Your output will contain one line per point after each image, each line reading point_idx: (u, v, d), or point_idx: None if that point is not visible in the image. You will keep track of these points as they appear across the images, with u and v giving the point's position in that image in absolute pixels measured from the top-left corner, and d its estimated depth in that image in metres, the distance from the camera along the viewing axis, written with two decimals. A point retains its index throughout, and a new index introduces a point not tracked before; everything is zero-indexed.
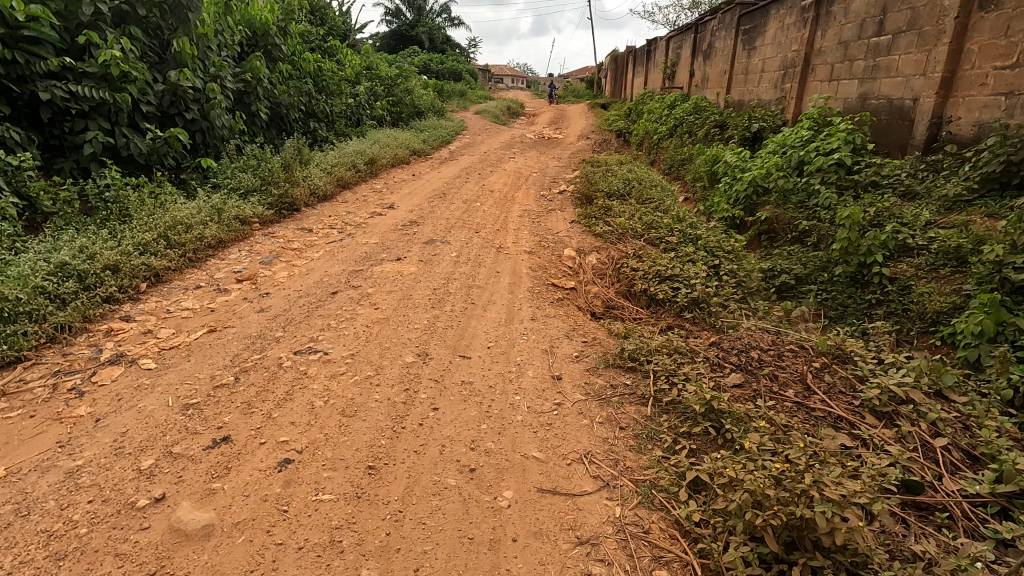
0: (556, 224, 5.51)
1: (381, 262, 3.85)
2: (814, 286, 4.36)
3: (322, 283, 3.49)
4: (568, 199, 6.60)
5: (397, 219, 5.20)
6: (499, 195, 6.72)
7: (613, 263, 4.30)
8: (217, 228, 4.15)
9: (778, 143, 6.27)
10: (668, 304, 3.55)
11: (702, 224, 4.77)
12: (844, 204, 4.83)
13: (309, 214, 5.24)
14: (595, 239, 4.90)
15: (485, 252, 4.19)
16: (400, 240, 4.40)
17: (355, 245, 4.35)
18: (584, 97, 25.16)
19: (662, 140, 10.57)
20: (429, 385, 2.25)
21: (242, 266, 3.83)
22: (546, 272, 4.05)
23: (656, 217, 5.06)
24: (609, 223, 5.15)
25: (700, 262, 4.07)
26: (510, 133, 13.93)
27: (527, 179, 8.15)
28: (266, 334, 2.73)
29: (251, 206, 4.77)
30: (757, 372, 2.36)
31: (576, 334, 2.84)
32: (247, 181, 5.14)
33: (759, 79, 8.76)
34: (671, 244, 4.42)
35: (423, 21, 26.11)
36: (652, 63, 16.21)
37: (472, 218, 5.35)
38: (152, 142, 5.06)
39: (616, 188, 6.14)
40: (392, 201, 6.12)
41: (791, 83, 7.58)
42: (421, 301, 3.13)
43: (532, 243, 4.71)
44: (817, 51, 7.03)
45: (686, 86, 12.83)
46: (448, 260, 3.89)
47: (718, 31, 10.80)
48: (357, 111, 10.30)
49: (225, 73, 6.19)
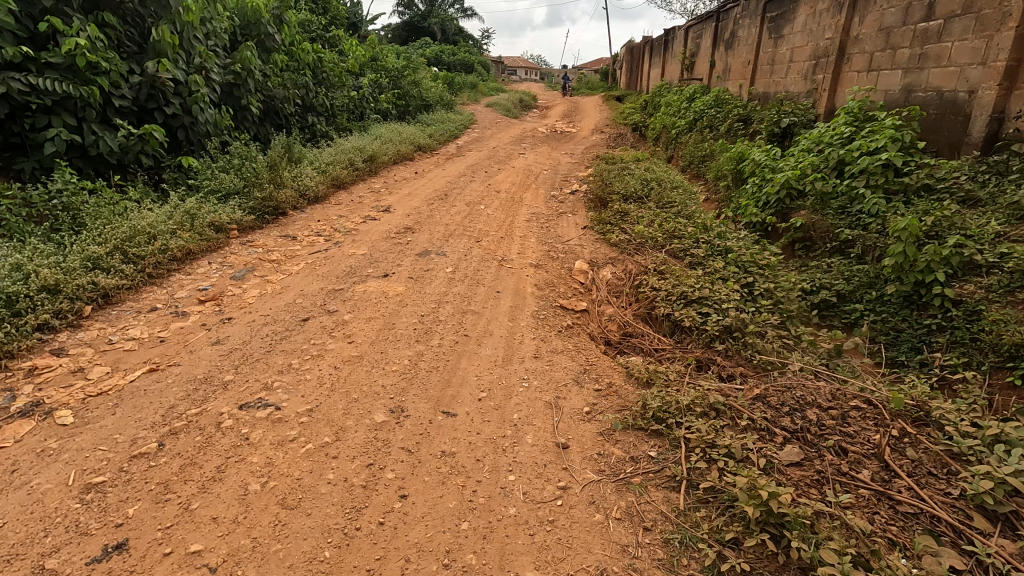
0: (567, 230, 5.01)
1: (365, 279, 3.38)
2: (860, 306, 3.82)
3: (294, 306, 3.03)
4: (580, 201, 6.08)
5: (391, 225, 4.73)
6: (506, 196, 6.23)
7: (631, 279, 3.79)
8: (186, 238, 3.70)
9: (813, 141, 5.68)
10: (696, 333, 3.04)
11: (732, 234, 4.23)
12: (894, 212, 4.26)
13: (296, 219, 4.79)
14: (610, 250, 4.39)
15: (485, 266, 3.71)
16: (391, 251, 3.93)
17: (340, 257, 3.89)
18: (599, 89, 24.48)
19: (681, 134, 9.99)
20: (400, 460, 1.77)
21: (209, 283, 3.39)
22: (554, 291, 3.55)
23: (678, 224, 4.52)
24: (626, 231, 4.63)
25: (731, 281, 3.54)
26: (521, 127, 13.40)
27: (537, 177, 7.63)
28: (213, 377, 2.26)
29: (230, 211, 4.33)
30: (819, 444, 1.85)
31: (587, 379, 2.35)
32: (228, 183, 4.70)
33: (787, 70, 8.12)
34: (697, 257, 3.89)
35: (435, 12, 25.60)
36: (670, 53, 15.51)
37: (475, 224, 4.86)
38: (125, 140, 4.63)
39: (634, 188, 5.62)
40: (389, 202, 5.66)
41: (824, 74, 6.96)
42: (404, 332, 2.65)
43: (540, 255, 4.21)
44: (854, 39, 6.40)
45: (706, 77, 12.18)
46: (442, 276, 3.41)
47: (742, 19, 10.13)
48: (360, 105, 9.85)
49: (211, 64, 5.75)
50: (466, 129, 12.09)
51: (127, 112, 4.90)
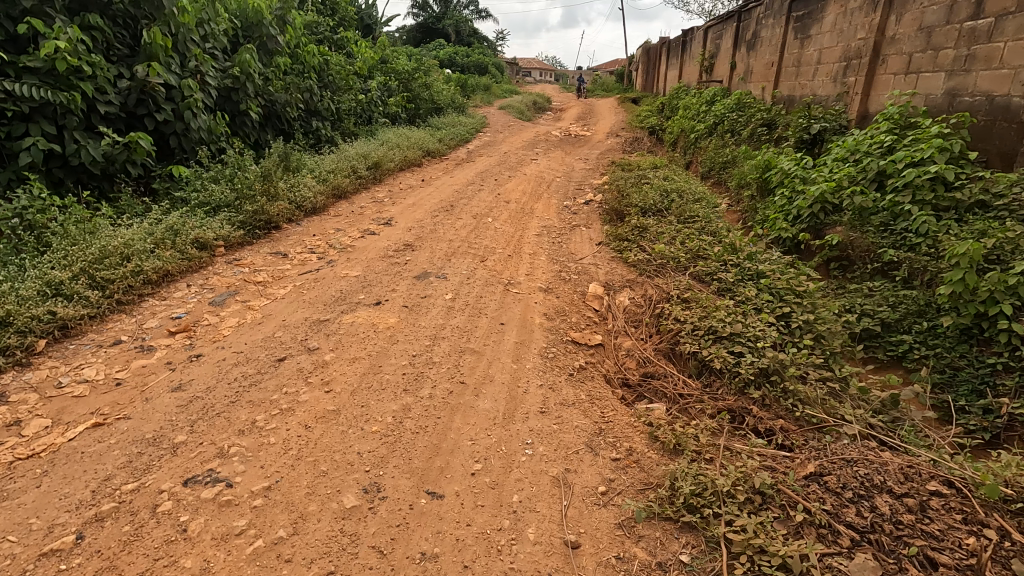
0: (580, 246, 4.64)
1: (355, 307, 3.05)
2: (910, 338, 3.40)
3: (272, 340, 2.70)
4: (594, 213, 5.71)
5: (391, 240, 4.40)
6: (516, 206, 5.89)
7: (651, 306, 3.42)
8: (164, 258, 3.41)
9: (848, 150, 5.24)
10: (727, 377, 2.65)
11: (764, 254, 3.83)
12: (946, 231, 3.82)
13: (290, 233, 4.48)
14: (627, 271, 4.01)
15: (489, 291, 3.36)
16: (387, 273, 3.59)
17: (332, 279, 3.57)
18: (614, 91, 24.04)
19: (701, 139, 9.57)
20: (370, 566, 1.42)
21: (183, 310, 3.08)
22: (565, 321, 3.18)
23: (703, 242, 4.12)
24: (646, 249, 4.24)
25: (766, 312, 3.14)
26: (534, 131, 13.05)
27: (549, 185, 7.27)
28: (163, 438, 1.93)
29: (217, 226, 4.04)
30: (897, 551, 1.48)
31: (603, 445, 1.98)
32: (218, 195, 4.41)
33: (815, 72, 7.66)
34: (726, 282, 3.50)
35: (450, 14, 25.37)
36: (688, 54, 15.05)
37: (481, 240, 4.51)
38: (109, 149, 4.36)
39: (652, 199, 5.24)
40: (392, 214, 5.34)
41: (856, 76, 6.50)
42: (390, 378, 2.30)
43: (550, 277, 3.85)
44: (890, 39, 5.94)
45: (726, 79, 11.73)
46: (439, 305, 3.06)
47: (765, 18, 9.67)
48: (368, 108, 9.56)
49: (207, 67, 5.48)
50: (478, 133, 11.76)
51: (115, 119, 4.65)
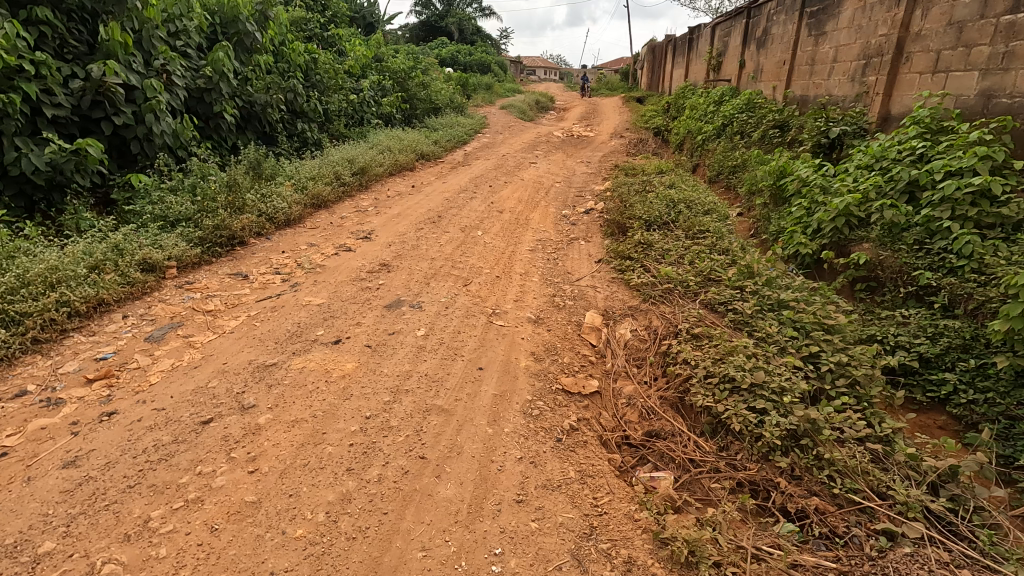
0: (578, 265, 4.19)
1: (310, 346, 2.62)
2: (955, 380, 2.95)
3: (201, 393, 2.25)
4: (595, 225, 5.26)
5: (367, 258, 3.97)
6: (510, 216, 5.45)
7: (657, 341, 2.97)
8: (97, 286, 2.99)
9: (874, 157, 4.76)
10: (748, 440, 2.20)
11: (786, 278, 3.36)
12: (993, 253, 3.36)
13: (257, 250, 4.06)
14: (629, 296, 3.56)
15: (469, 324, 2.92)
16: (354, 301, 3.14)
17: (292, 307, 3.14)
18: (618, 90, 23.57)
19: (709, 141, 9.11)
20: None
21: (111, 349, 2.65)
22: (556, 362, 2.73)
23: (715, 264, 3.67)
24: (650, 271, 3.78)
25: (791, 354, 2.67)
26: (535, 131, 12.60)
27: (548, 192, 6.83)
28: (24, 546, 1.50)
29: (169, 243, 3.61)
30: None
31: (594, 557, 1.55)
32: (176, 207, 3.99)
33: (831, 71, 7.16)
34: (742, 313, 3.04)
35: (452, 12, 24.93)
36: (694, 53, 14.54)
37: (466, 257, 4.07)
38: (55, 157, 3.94)
39: (657, 210, 4.79)
40: (373, 226, 4.92)
41: (877, 75, 6.01)
42: (333, 452, 1.86)
43: (541, 305, 3.40)
44: (915, 36, 5.47)
45: (735, 78, 11.22)
46: (408, 345, 2.61)
47: (776, 14, 9.17)
48: (360, 109, 9.13)
49: (175, 66, 5.07)
50: (476, 134, 11.31)
51: (66, 122, 4.24)
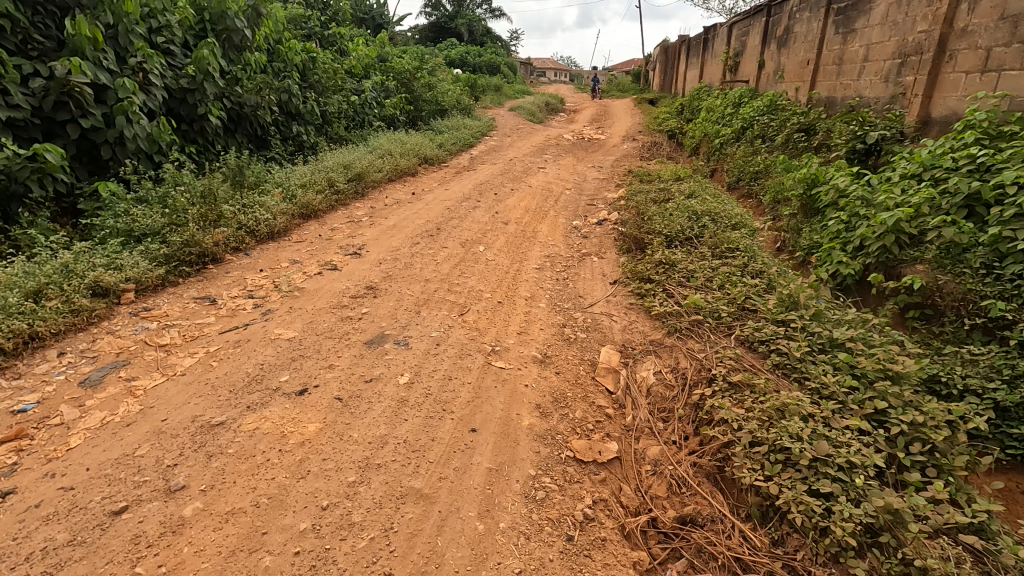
0: (591, 287, 3.72)
1: (269, 399, 2.16)
2: None
3: (124, 466, 1.80)
4: (609, 239, 4.79)
5: (353, 279, 3.52)
6: (515, 227, 5.00)
7: (686, 389, 2.49)
8: (29, 316, 2.56)
9: (922, 166, 4.25)
10: (810, 536, 1.72)
11: (837, 311, 2.87)
12: None
13: (231, 268, 3.64)
14: (651, 327, 3.08)
15: (463, 367, 2.46)
16: (330, 336, 2.69)
17: (259, 342, 2.69)
18: (630, 91, 23.04)
19: (728, 145, 8.60)
20: None
21: (34, 397, 2.22)
22: (566, 417, 2.26)
23: (749, 291, 3.18)
24: (674, 297, 3.30)
25: (854, 412, 2.18)
26: (545, 134, 12.14)
27: (557, 200, 6.36)
28: None
29: (128, 263, 3.19)
30: None
31: None
32: (143, 220, 3.57)
33: (861, 71, 6.63)
34: (788, 356, 2.55)
35: (462, 13, 24.54)
36: (710, 53, 14.00)
37: (465, 278, 3.61)
38: (7, 163, 3.54)
39: (678, 224, 4.31)
40: (364, 239, 4.48)
41: (916, 75, 5.49)
42: (271, 567, 1.41)
43: (549, 339, 2.94)
44: (960, 32, 4.96)
45: (754, 79, 10.68)
46: (386, 398, 2.16)
47: (800, 11, 8.63)
48: (361, 111, 8.72)
49: (154, 64, 4.68)
50: (484, 136, 10.86)
51: (26, 125, 3.84)
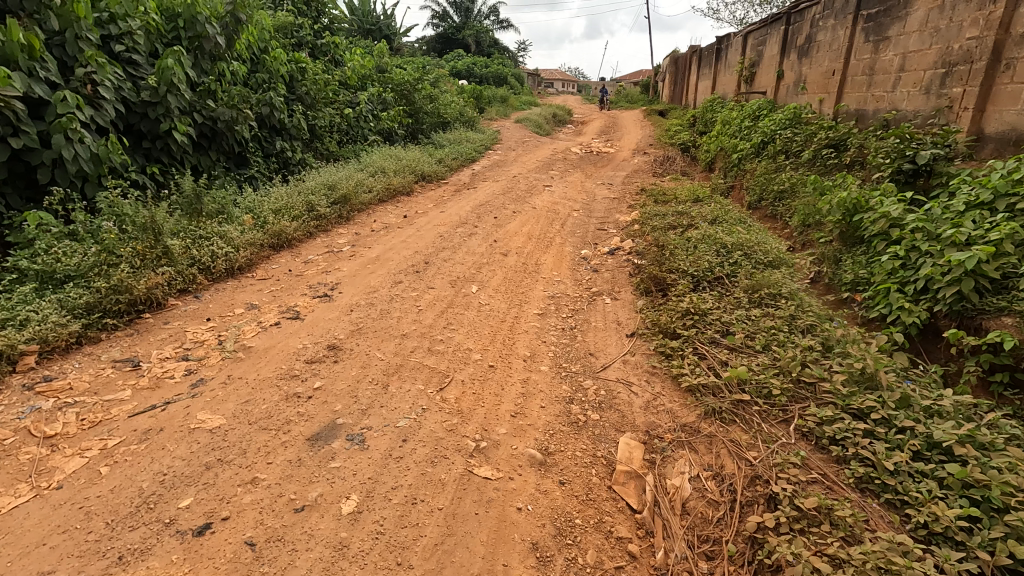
0: (604, 342, 3.07)
1: (152, 545, 1.53)
2: None
3: None
4: (623, 274, 4.16)
5: (316, 333, 2.90)
6: (516, 260, 4.38)
7: (737, 511, 1.83)
8: None
9: (993, 194, 3.59)
10: None
11: (927, 394, 2.20)
12: None
13: (171, 318, 3.03)
14: (680, 405, 2.42)
15: (432, 482, 1.82)
16: (265, 428, 2.06)
17: (172, 433, 2.06)
18: (639, 103, 22.52)
19: (748, 161, 7.95)
20: None
21: None
22: (573, 564, 1.61)
23: (805, 359, 2.52)
24: (710, 364, 2.64)
25: (985, 570, 1.52)
26: (551, 147, 11.57)
27: (564, 223, 5.75)
28: None
29: (34, 318, 2.60)
30: None
31: None
32: (67, 260, 2.99)
33: (896, 82, 5.91)
34: (874, 464, 1.89)
35: (470, 24, 24.20)
36: (723, 63, 13.37)
37: (451, 332, 2.99)
38: None
39: (706, 260, 3.67)
40: (339, 275, 3.87)
41: (964, 87, 4.85)
42: None
43: (551, 423, 2.29)
44: (1020, 38, 4.33)
45: (772, 90, 10.05)
46: (317, 546, 1.53)
47: (822, 19, 7.99)
48: (355, 124, 8.18)
49: (106, 75, 4.13)
50: (487, 150, 10.30)
51: None
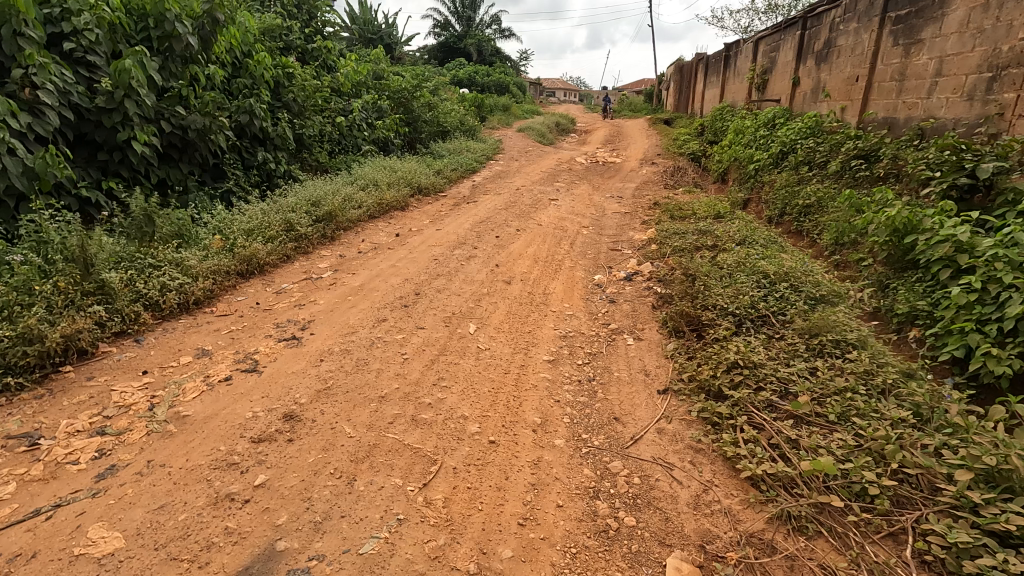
0: (632, 402, 2.47)
1: None
2: None
3: None
4: (645, 306, 3.59)
5: (271, 394, 2.31)
6: (521, 289, 3.81)
7: None
8: None
9: None
10: None
11: None
12: None
13: (97, 373, 2.45)
14: (743, 505, 1.83)
15: None
16: (176, 558, 1.47)
17: (45, 565, 1.47)
18: (643, 112, 22.07)
19: (767, 172, 7.39)
20: None
21: None
22: None
23: (901, 441, 1.92)
24: (773, 441, 2.05)
25: None
26: (555, 157, 11.05)
27: (573, 243, 5.19)
28: None
29: None
30: None
31: None
32: None
33: (930, 88, 5.24)
34: None
35: (472, 33, 23.83)
36: (732, 71, 12.86)
37: (442, 391, 2.40)
38: None
39: (747, 294, 3.09)
40: (314, 310, 3.30)
41: (1017, 92, 4.27)
42: None
43: (572, 536, 1.69)
44: None
45: (786, 98, 9.51)
46: None
47: (841, 22, 7.46)
48: (348, 133, 7.65)
49: (49, 76, 3.60)
50: (489, 160, 9.77)
51: None
